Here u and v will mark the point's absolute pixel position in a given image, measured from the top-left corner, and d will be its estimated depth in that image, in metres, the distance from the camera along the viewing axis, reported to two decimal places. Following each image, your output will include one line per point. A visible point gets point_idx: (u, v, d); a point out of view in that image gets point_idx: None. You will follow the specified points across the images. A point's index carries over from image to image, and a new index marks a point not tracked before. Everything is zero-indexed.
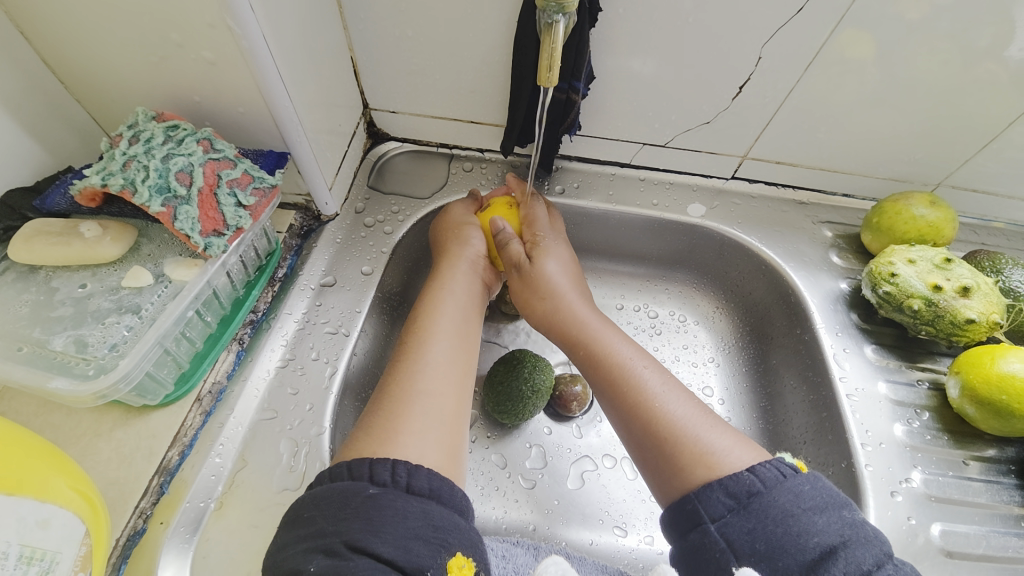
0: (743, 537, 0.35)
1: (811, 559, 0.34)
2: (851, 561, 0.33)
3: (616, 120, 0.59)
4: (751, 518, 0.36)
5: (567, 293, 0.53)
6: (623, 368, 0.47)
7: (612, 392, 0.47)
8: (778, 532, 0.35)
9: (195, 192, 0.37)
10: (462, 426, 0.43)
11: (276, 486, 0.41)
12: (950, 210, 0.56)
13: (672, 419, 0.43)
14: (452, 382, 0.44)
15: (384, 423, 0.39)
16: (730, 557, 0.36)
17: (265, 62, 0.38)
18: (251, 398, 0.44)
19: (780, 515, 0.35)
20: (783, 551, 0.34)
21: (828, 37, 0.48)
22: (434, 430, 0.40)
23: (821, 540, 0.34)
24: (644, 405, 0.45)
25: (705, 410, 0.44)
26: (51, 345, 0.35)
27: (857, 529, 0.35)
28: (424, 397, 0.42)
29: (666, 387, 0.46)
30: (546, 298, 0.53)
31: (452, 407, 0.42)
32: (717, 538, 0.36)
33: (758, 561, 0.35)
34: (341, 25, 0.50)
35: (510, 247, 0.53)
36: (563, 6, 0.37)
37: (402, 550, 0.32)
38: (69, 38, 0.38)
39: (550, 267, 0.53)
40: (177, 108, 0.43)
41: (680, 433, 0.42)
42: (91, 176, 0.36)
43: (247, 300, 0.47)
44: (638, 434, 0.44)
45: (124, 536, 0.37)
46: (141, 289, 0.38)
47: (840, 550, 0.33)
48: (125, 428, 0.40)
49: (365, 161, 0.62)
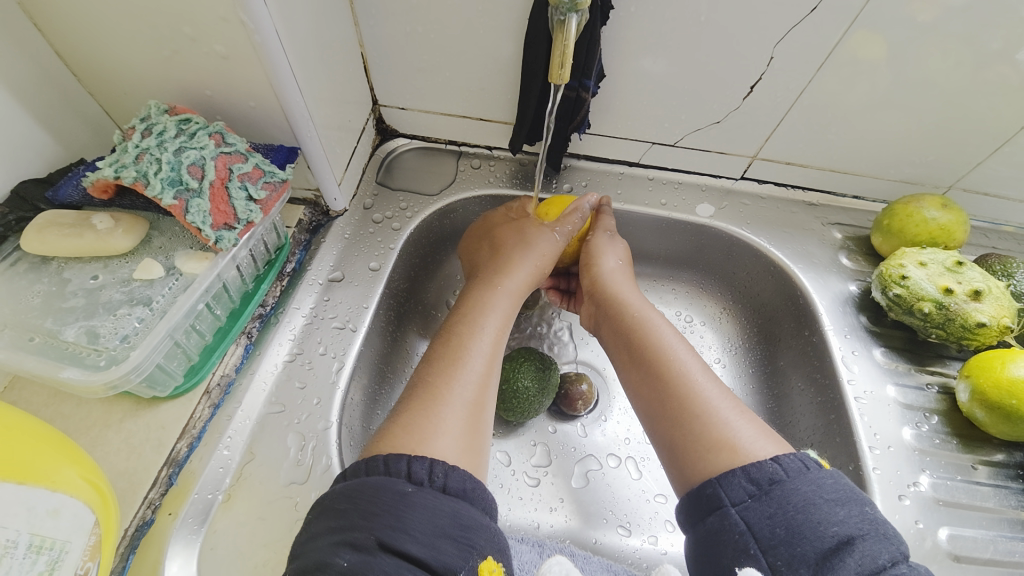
0: (763, 523, 0.35)
1: (827, 548, 0.33)
2: (867, 554, 0.32)
3: (625, 119, 0.59)
4: (772, 503, 0.35)
5: (621, 273, 0.56)
6: (664, 344, 0.48)
7: (648, 365, 0.47)
8: (797, 519, 0.34)
9: (207, 185, 0.37)
10: (485, 411, 0.43)
11: (284, 479, 0.41)
12: (962, 213, 0.56)
13: (704, 397, 0.43)
14: (479, 380, 0.43)
15: (417, 409, 0.40)
16: (750, 541, 0.35)
17: (277, 56, 0.39)
18: (259, 391, 0.44)
19: (801, 503, 0.35)
20: (802, 538, 0.34)
21: (840, 38, 0.47)
22: (461, 423, 0.40)
23: (838, 530, 0.34)
24: (679, 384, 0.44)
25: (732, 396, 0.44)
26: (63, 336, 0.35)
27: (876, 526, 0.34)
28: (457, 383, 0.42)
29: (702, 367, 0.46)
30: (610, 266, 0.56)
31: (479, 393, 0.43)
32: (737, 521, 0.36)
33: (775, 548, 0.34)
34: (352, 20, 0.50)
35: (605, 219, 0.59)
36: (577, 3, 0.37)
37: (432, 548, 0.32)
38: (82, 30, 0.38)
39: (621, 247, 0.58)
40: (189, 102, 0.43)
41: (707, 416, 0.42)
42: (104, 168, 0.36)
43: (256, 294, 0.47)
44: (663, 414, 0.44)
45: (133, 526, 0.37)
46: (152, 281, 0.38)
47: (856, 542, 0.33)
48: (134, 420, 0.40)
49: (373, 157, 0.62)
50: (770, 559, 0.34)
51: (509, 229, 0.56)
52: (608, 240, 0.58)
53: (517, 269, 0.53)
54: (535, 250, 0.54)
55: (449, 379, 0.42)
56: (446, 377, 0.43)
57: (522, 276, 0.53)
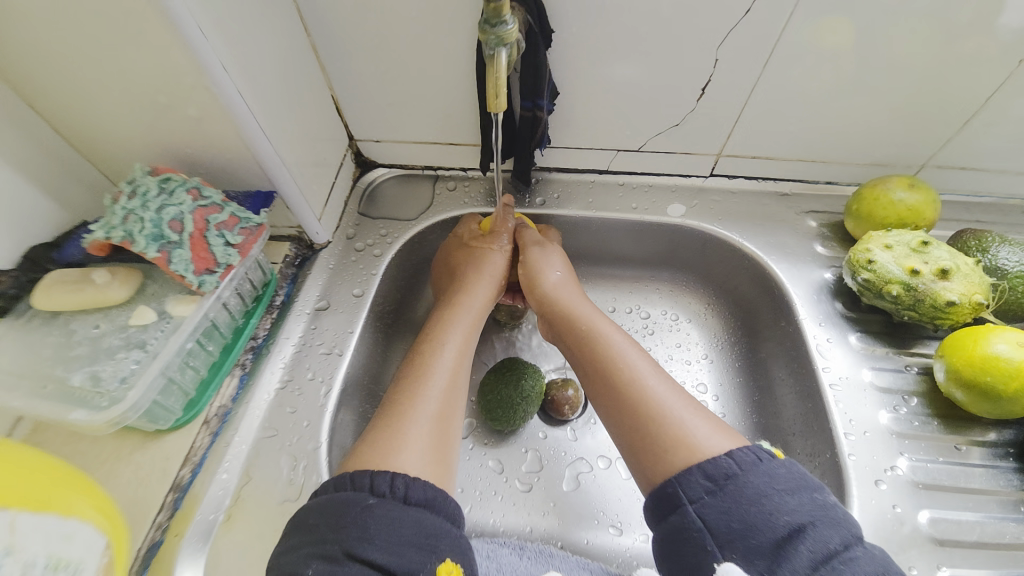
0: (719, 518, 0.37)
1: (779, 536, 0.35)
2: (819, 540, 0.34)
3: (587, 130, 0.61)
4: (727, 498, 0.37)
5: (566, 283, 0.58)
6: (614, 351, 0.50)
7: (601, 372, 0.49)
8: (751, 512, 0.36)
9: (186, 236, 0.41)
10: (454, 422, 0.46)
11: (279, 498, 0.45)
12: (931, 192, 0.56)
13: (656, 399, 0.45)
14: (443, 401, 0.46)
15: (383, 425, 0.43)
16: (707, 537, 0.37)
17: (244, 113, 0.43)
18: (255, 416, 0.48)
19: (754, 495, 0.37)
20: (756, 530, 0.35)
21: (782, 33, 0.49)
22: (426, 441, 0.43)
23: (790, 519, 0.35)
24: (632, 385, 0.47)
25: (687, 395, 0.46)
26: (71, 380, 0.39)
27: (827, 510, 0.36)
28: (424, 397, 0.45)
29: (653, 369, 0.48)
30: (554, 276, 0.57)
31: (446, 403, 0.46)
32: (694, 518, 0.38)
33: (732, 542, 0.36)
34: (319, 67, 0.54)
35: (527, 232, 0.61)
36: (504, 38, 0.38)
37: (396, 556, 0.35)
38: (76, 109, 0.43)
39: (558, 257, 0.59)
40: (174, 160, 0.47)
41: (665, 414, 0.44)
42: (97, 231, 0.41)
43: (246, 327, 0.51)
44: (620, 415, 0.46)
45: (143, 547, 0.41)
46: (145, 325, 0.43)
47: (808, 529, 0.35)
48: (142, 451, 0.44)
49: (354, 189, 0.66)
50: (727, 553, 0.36)
51: (462, 255, 0.60)
52: (541, 250, 0.59)
53: (465, 296, 0.55)
54: (483, 273, 0.57)
55: (415, 399, 0.45)
56: (413, 392, 0.46)
57: (486, 291, 0.57)
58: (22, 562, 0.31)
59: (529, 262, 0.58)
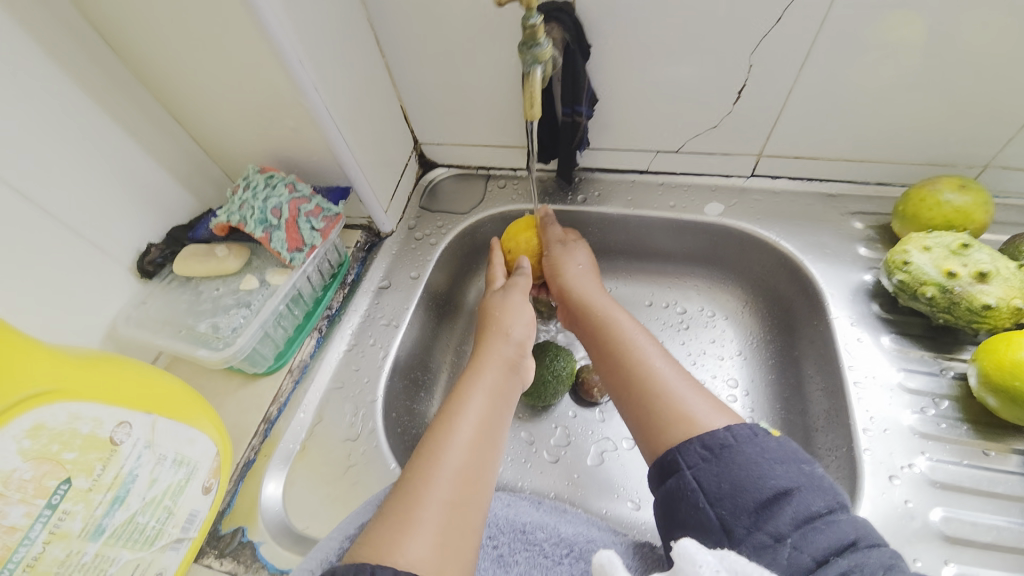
0: (712, 480, 0.41)
1: (766, 498, 0.39)
2: (803, 503, 0.38)
3: (626, 133, 0.66)
4: (720, 464, 0.41)
5: (588, 274, 0.62)
6: (626, 338, 0.54)
7: (615, 354, 0.54)
8: (741, 476, 0.40)
9: (283, 221, 0.52)
10: (492, 452, 0.46)
11: (341, 437, 0.54)
12: (985, 193, 0.54)
13: (662, 380, 0.49)
14: (478, 423, 0.47)
15: (424, 446, 0.44)
16: (700, 498, 0.41)
17: (330, 123, 0.53)
18: (327, 371, 0.58)
19: (746, 463, 0.40)
20: (745, 491, 0.39)
21: (816, 37, 0.51)
22: (454, 474, 0.43)
23: (778, 483, 0.39)
24: (640, 367, 0.51)
25: (690, 377, 0.50)
26: (199, 327, 0.52)
27: (813, 479, 0.39)
28: (460, 422, 0.46)
29: (661, 355, 0.52)
30: (576, 268, 0.62)
31: (483, 426, 0.47)
32: (690, 480, 0.42)
33: (722, 500, 0.40)
34: (391, 82, 0.64)
35: (551, 229, 0.66)
36: (538, 56, 0.45)
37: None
38: (209, 122, 0.56)
39: (581, 252, 0.64)
40: (276, 161, 0.59)
41: (668, 392, 0.48)
42: (221, 216, 0.53)
43: (323, 298, 0.62)
44: (630, 395, 0.50)
45: (242, 460, 0.52)
46: (251, 290, 0.54)
47: (794, 493, 0.38)
48: (244, 389, 0.56)
49: (417, 186, 0.76)
50: (717, 511, 0.40)
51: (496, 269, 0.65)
52: (562, 249, 0.64)
53: (504, 310, 0.58)
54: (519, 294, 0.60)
55: (451, 422, 0.46)
56: (452, 413, 0.47)
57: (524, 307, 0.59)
58: (157, 455, 0.41)
59: (552, 256, 0.64)
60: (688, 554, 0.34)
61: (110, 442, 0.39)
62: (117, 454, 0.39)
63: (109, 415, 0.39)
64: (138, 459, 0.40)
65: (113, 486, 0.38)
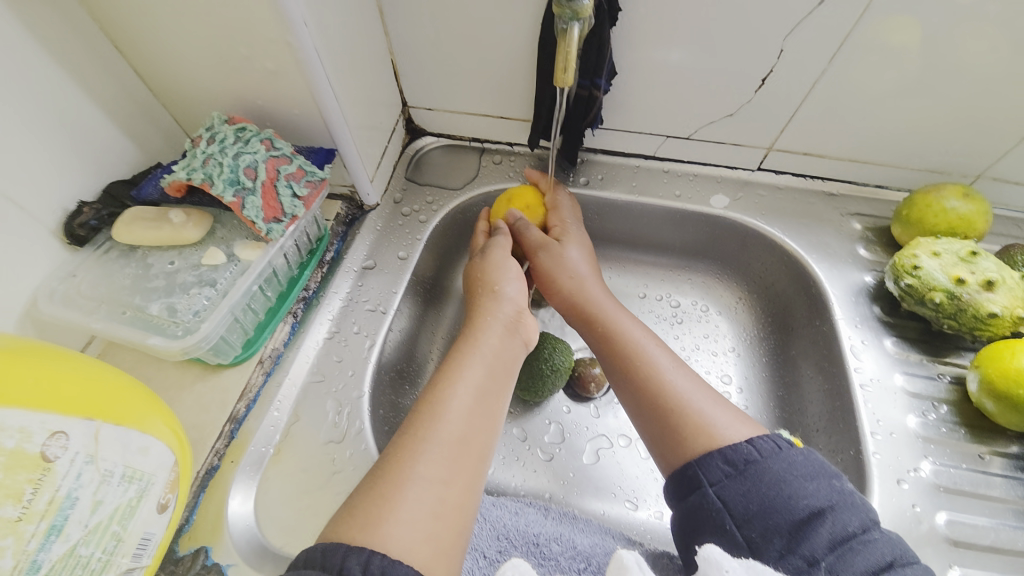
0: (738, 499, 0.37)
1: (799, 519, 0.36)
2: (837, 523, 0.35)
3: (639, 114, 0.61)
4: (746, 482, 0.38)
5: (586, 278, 0.56)
6: (634, 346, 0.49)
7: (623, 368, 0.48)
8: (770, 494, 0.37)
9: (259, 184, 0.44)
10: (493, 419, 0.42)
11: (322, 439, 0.48)
12: (984, 203, 0.55)
13: (677, 392, 0.45)
14: (479, 390, 0.42)
15: (417, 416, 0.40)
16: (727, 517, 0.38)
17: (317, 70, 0.44)
18: (304, 362, 0.51)
19: (774, 480, 0.37)
20: (775, 510, 0.36)
21: (855, 27, 0.48)
22: (452, 451, 0.38)
23: (811, 503, 0.36)
24: (651, 383, 0.46)
25: (707, 387, 0.46)
26: (149, 309, 0.43)
27: (845, 496, 0.37)
28: (455, 391, 0.41)
29: (674, 365, 0.47)
30: (570, 278, 0.55)
31: (482, 395, 0.42)
32: (714, 499, 0.38)
33: (751, 521, 0.37)
34: (382, 30, 0.55)
35: (528, 233, 0.57)
36: (578, 13, 0.40)
37: None
38: (158, 55, 0.45)
39: (574, 252, 0.57)
40: (244, 111, 0.49)
41: (684, 405, 0.44)
42: (179, 172, 0.44)
43: (300, 278, 0.54)
44: (644, 406, 0.46)
45: (203, 469, 0.44)
46: (216, 266, 0.46)
47: (827, 513, 0.35)
48: (203, 382, 0.48)
49: (403, 155, 0.67)
50: (746, 532, 0.37)
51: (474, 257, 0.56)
52: (547, 256, 0.56)
53: (495, 270, 0.52)
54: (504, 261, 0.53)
55: (444, 392, 0.41)
56: (448, 379, 0.42)
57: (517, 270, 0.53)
58: (102, 471, 0.33)
59: (540, 267, 0.57)
60: (714, 558, 0.33)
61: (42, 460, 0.30)
62: (53, 474, 0.31)
63: (38, 425, 0.31)
64: (78, 479, 0.32)
65: (47, 514, 0.30)
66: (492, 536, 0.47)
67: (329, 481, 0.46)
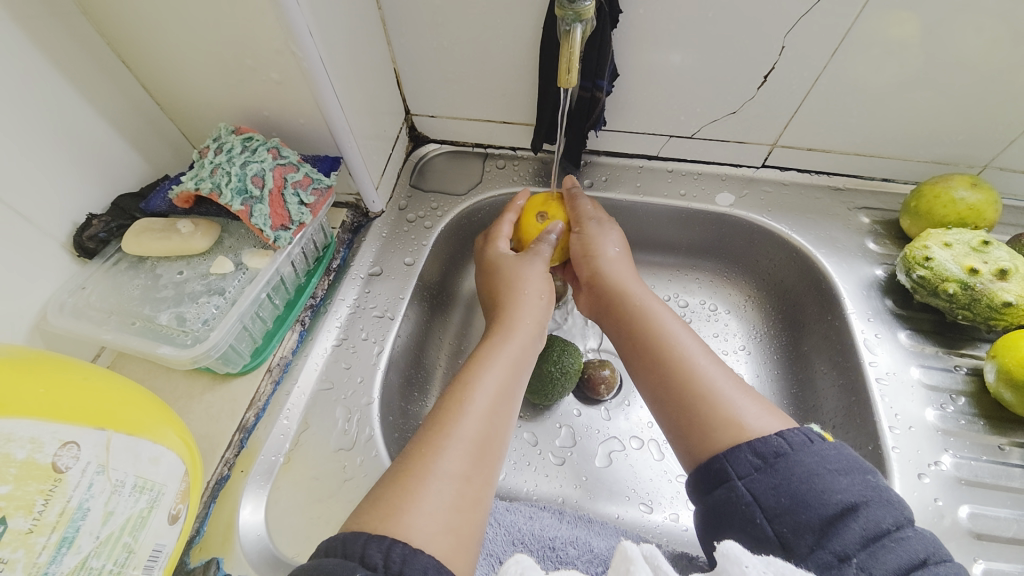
0: (769, 493, 0.36)
1: (831, 514, 0.34)
2: (872, 519, 0.33)
3: (640, 115, 0.62)
4: (776, 475, 0.36)
5: (617, 264, 0.55)
6: (662, 330, 0.48)
7: (650, 355, 0.48)
8: (801, 488, 0.35)
9: (266, 192, 0.45)
10: (510, 413, 0.42)
11: (334, 446, 0.48)
12: (992, 192, 0.55)
13: (704, 381, 0.44)
14: (497, 389, 0.42)
15: (441, 409, 0.40)
16: (756, 511, 0.36)
17: (321, 79, 0.45)
18: (312, 370, 0.51)
19: (805, 474, 0.36)
20: (806, 505, 0.35)
21: (854, 22, 0.48)
22: (470, 453, 0.37)
23: (842, 498, 0.34)
24: (680, 369, 0.45)
25: (737, 377, 0.44)
26: (158, 319, 0.43)
27: (880, 492, 0.35)
28: (478, 392, 0.41)
29: (701, 350, 0.46)
30: (603, 259, 0.54)
31: (504, 392, 0.42)
32: (743, 493, 0.37)
33: (781, 516, 0.35)
34: (385, 40, 0.56)
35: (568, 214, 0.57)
36: (580, 14, 0.41)
37: None
38: (165, 68, 0.46)
39: (605, 237, 0.56)
40: (250, 122, 0.50)
41: (711, 397, 0.42)
42: (187, 182, 0.44)
43: (307, 286, 0.54)
44: (669, 396, 0.45)
45: (213, 479, 0.44)
46: (224, 275, 0.46)
47: (861, 508, 0.34)
48: (212, 392, 0.47)
49: (407, 163, 0.68)
50: (776, 527, 0.35)
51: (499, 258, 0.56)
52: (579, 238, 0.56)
53: (525, 270, 0.52)
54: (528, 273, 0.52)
55: (465, 395, 0.40)
56: (470, 375, 0.42)
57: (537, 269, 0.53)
58: (113, 482, 0.33)
59: (572, 249, 0.56)
60: (732, 554, 0.31)
61: (53, 470, 0.30)
62: (63, 485, 0.30)
63: (50, 435, 0.30)
64: (89, 489, 0.32)
65: (59, 525, 0.30)
66: (507, 541, 0.46)
67: (340, 489, 0.46)
